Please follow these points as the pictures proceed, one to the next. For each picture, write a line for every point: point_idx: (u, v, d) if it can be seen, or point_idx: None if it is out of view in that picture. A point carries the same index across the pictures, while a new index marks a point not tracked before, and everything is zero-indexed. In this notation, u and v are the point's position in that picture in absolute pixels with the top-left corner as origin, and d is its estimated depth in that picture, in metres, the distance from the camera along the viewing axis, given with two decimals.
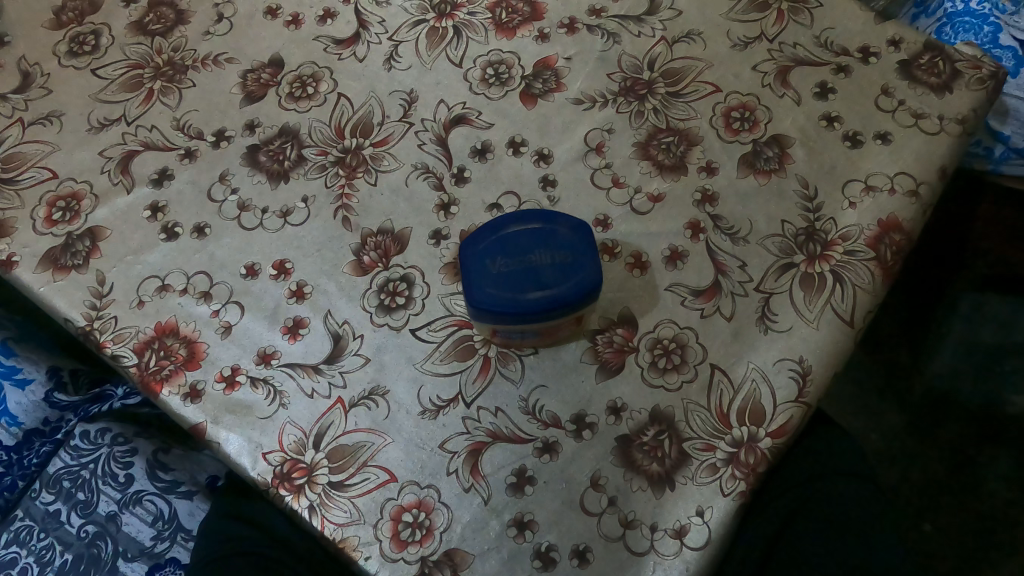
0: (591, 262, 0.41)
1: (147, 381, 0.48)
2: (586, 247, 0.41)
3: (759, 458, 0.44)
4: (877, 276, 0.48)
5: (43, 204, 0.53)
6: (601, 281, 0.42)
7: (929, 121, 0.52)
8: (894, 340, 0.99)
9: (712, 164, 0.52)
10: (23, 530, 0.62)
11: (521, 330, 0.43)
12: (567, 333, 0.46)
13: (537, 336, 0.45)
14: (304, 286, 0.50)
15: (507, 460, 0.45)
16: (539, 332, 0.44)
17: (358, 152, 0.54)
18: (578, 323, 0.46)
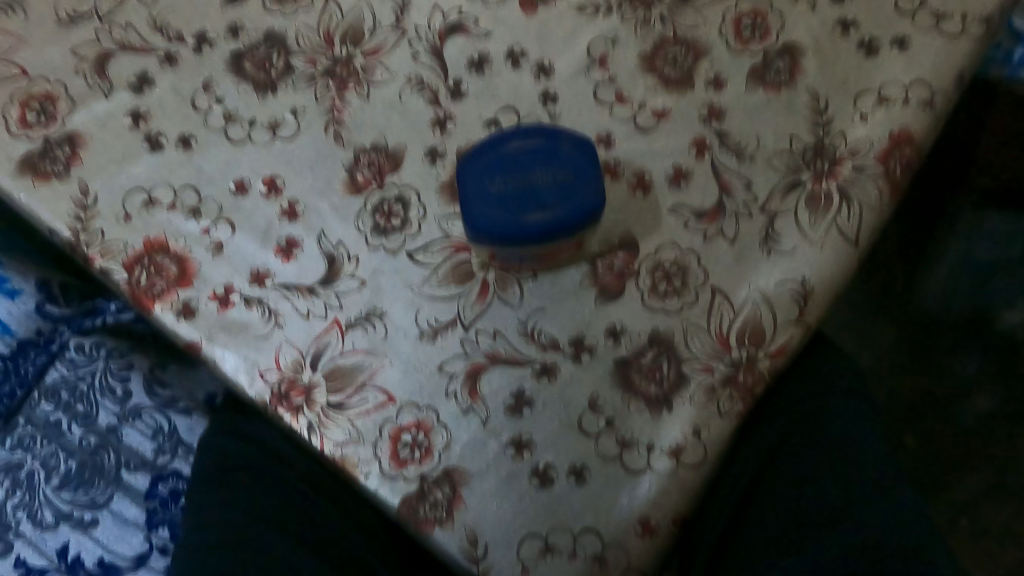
0: (594, 182, 0.40)
1: (139, 297, 0.47)
2: (588, 167, 0.40)
3: (757, 379, 0.44)
4: (886, 195, 0.47)
5: (15, 104, 0.50)
6: (604, 202, 0.40)
7: (951, 22, 0.49)
8: (891, 256, 0.99)
9: (720, 77, 0.50)
10: (26, 437, 0.62)
11: (520, 253, 0.42)
12: (567, 256, 0.45)
13: (537, 259, 0.44)
14: (296, 204, 0.48)
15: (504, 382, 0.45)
16: (539, 255, 0.43)
17: (349, 62, 0.51)
18: (579, 244, 0.45)
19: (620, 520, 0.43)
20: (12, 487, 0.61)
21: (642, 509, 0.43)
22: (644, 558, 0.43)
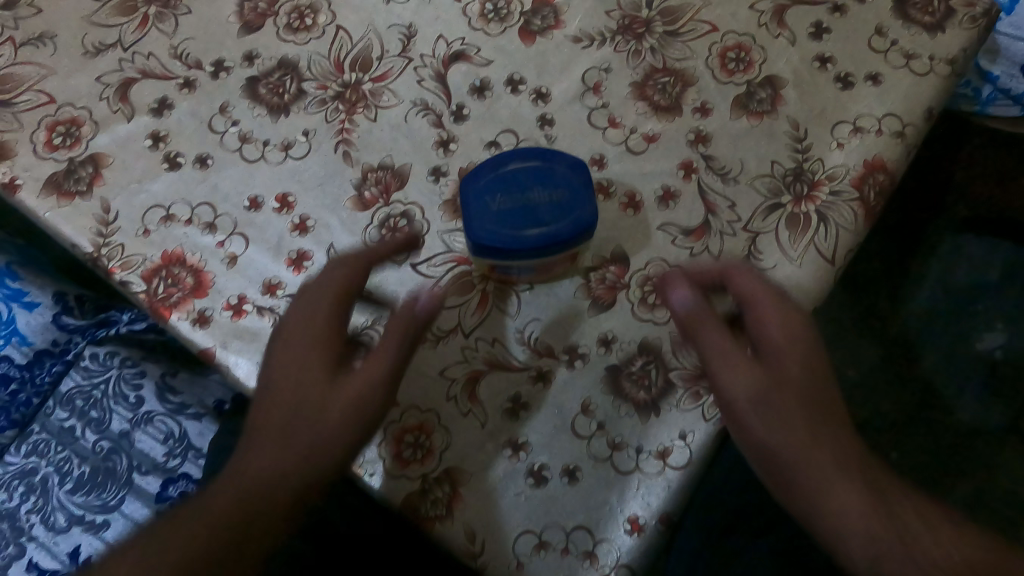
0: (587, 200, 0.43)
1: (156, 307, 0.49)
2: (582, 186, 0.43)
3: None
4: (860, 217, 0.50)
5: (43, 128, 0.53)
6: (597, 220, 0.43)
7: (920, 62, 0.53)
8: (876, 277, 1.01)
9: (706, 105, 0.53)
10: (41, 443, 0.62)
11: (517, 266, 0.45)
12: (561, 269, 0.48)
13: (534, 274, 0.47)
14: (307, 219, 0.51)
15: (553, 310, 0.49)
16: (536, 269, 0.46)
17: (358, 87, 0.54)
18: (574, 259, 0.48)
19: (610, 518, 0.45)
20: (27, 492, 0.61)
21: (630, 507, 0.45)
22: (633, 554, 0.44)
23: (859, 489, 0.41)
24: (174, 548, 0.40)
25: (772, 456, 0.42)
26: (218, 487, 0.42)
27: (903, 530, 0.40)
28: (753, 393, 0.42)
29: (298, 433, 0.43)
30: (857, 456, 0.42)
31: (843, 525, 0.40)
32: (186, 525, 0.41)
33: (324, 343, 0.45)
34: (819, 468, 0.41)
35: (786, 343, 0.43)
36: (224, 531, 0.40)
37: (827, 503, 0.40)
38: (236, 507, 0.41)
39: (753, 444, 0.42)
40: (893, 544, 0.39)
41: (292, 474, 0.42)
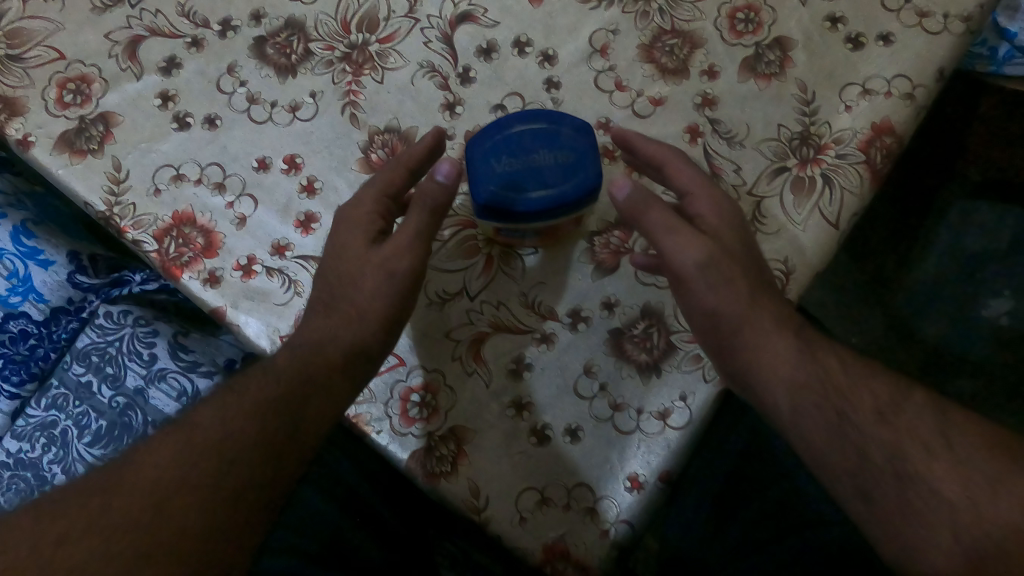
0: (592, 162, 0.43)
1: (168, 266, 0.50)
2: (588, 148, 0.43)
3: None
4: (866, 180, 0.50)
5: (53, 85, 0.54)
6: (601, 183, 0.44)
7: (934, 20, 0.52)
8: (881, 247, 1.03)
9: (714, 67, 0.53)
10: (60, 397, 0.61)
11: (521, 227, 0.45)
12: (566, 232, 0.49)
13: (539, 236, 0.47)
14: (314, 181, 0.52)
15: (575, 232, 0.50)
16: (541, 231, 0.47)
17: (365, 48, 0.54)
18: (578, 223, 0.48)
19: (611, 476, 0.46)
20: (48, 443, 0.60)
21: (631, 465, 0.46)
22: (633, 511, 0.45)
23: (793, 347, 0.44)
24: (234, 423, 0.41)
25: (718, 320, 0.45)
26: (260, 374, 0.44)
27: (843, 405, 0.42)
28: (700, 262, 0.45)
29: (342, 303, 0.47)
30: (796, 325, 0.45)
31: (773, 370, 0.44)
32: (244, 407, 0.42)
33: (364, 224, 0.48)
34: (757, 325, 0.44)
35: (725, 218, 0.47)
36: (284, 406, 0.42)
37: (765, 356, 0.44)
38: (288, 390, 0.43)
39: (698, 308, 0.45)
40: (820, 396, 0.43)
41: (335, 361, 0.45)
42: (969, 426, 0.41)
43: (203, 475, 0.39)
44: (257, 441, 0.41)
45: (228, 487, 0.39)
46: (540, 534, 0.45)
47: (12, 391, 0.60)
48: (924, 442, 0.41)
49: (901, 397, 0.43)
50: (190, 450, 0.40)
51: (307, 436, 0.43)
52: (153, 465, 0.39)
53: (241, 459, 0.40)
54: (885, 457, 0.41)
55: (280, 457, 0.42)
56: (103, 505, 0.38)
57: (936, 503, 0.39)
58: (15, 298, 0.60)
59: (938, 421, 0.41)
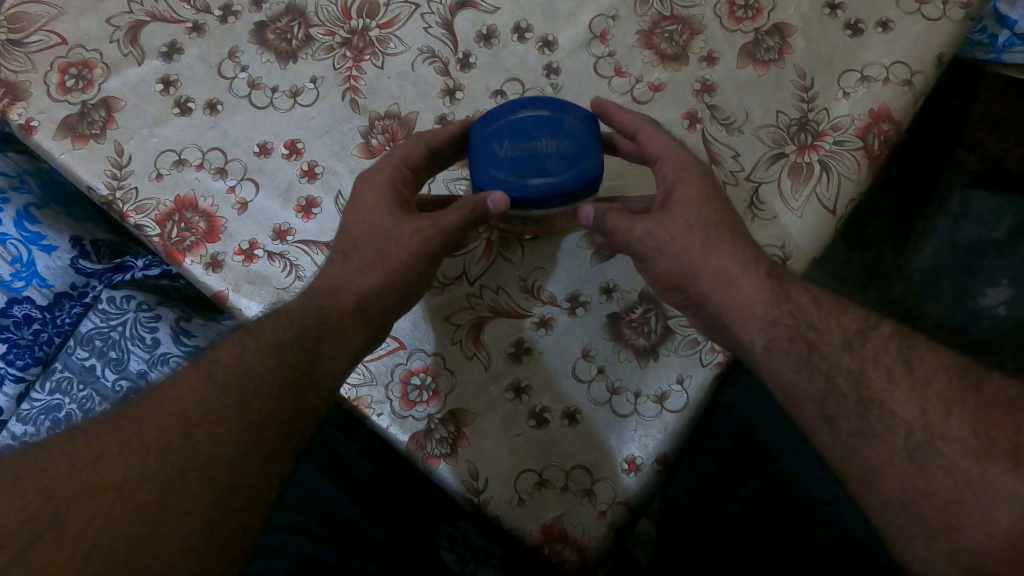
0: (594, 154, 0.43)
1: (170, 250, 0.50)
2: (591, 140, 0.43)
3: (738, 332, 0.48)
4: (863, 166, 0.50)
5: (55, 70, 0.54)
6: (602, 176, 0.44)
7: (933, 7, 0.52)
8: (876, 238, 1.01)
9: (713, 53, 0.53)
10: (63, 381, 0.58)
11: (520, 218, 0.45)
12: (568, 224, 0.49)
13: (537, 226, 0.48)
14: (315, 165, 0.52)
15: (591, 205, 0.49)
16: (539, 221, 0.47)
17: (365, 34, 0.54)
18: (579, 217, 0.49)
19: (609, 459, 0.46)
20: (52, 427, 0.58)
21: (628, 448, 0.47)
22: (632, 493, 0.46)
23: (762, 287, 0.43)
24: (254, 360, 0.40)
25: (681, 270, 0.45)
26: (276, 319, 0.43)
27: (812, 336, 0.41)
28: (646, 228, 0.45)
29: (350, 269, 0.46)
30: (764, 264, 0.44)
31: (743, 312, 0.43)
32: (263, 345, 0.41)
33: (376, 196, 0.47)
34: (716, 270, 0.44)
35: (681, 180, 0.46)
36: (302, 346, 0.42)
37: (729, 301, 0.43)
38: (303, 332, 0.42)
39: (656, 269, 0.46)
40: (790, 331, 0.42)
41: (349, 308, 0.44)
42: (927, 352, 0.40)
43: (225, 409, 0.38)
44: (277, 379, 0.40)
45: (249, 422, 0.38)
46: (538, 516, 0.46)
47: (18, 374, 0.60)
48: (887, 368, 0.40)
49: (868, 329, 0.42)
50: (211, 387, 0.39)
51: (322, 380, 0.42)
52: (176, 400, 0.38)
53: (263, 396, 0.39)
54: (850, 382, 0.40)
55: (301, 395, 0.41)
56: (133, 431, 0.37)
57: (894, 424, 0.38)
58: (19, 282, 0.60)
59: (902, 349, 0.41)
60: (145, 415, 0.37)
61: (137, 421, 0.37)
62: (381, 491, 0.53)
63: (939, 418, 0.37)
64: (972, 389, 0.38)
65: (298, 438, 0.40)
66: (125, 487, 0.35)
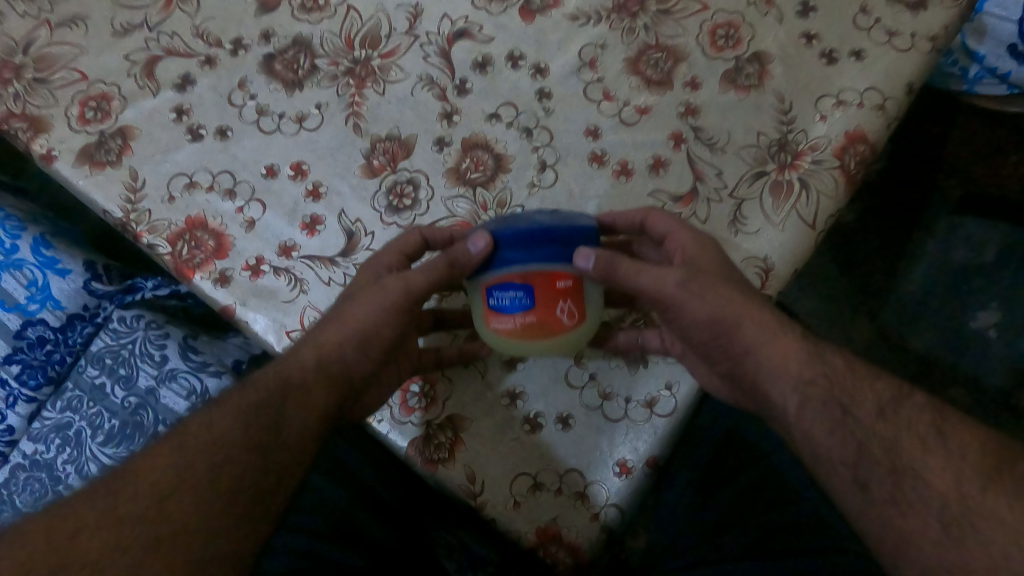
0: (586, 224, 0.44)
1: (181, 267, 0.53)
2: (584, 221, 0.45)
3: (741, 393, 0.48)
4: (841, 184, 0.53)
5: (75, 103, 0.57)
6: (593, 243, 0.44)
7: (903, 39, 0.55)
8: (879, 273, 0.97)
9: (696, 79, 0.56)
10: (74, 399, 0.60)
11: (510, 275, 0.43)
12: (570, 324, 0.44)
13: (533, 309, 0.43)
14: (319, 186, 0.55)
15: (593, 313, 0.45)
16: (533, 298, 0.43)
17: (367, 63, 0.57)
18: (581, 315, 0.44)
19: (601, 462, 0.48)
20: (62, 444, 0.59)
21: (619, 452, 0.48)
22: (622, 495, 0.47)
23: (796, 347, 0.43)
24: (224, 425, 0.41)
25: (716, 324, 0.44)
26: (242, 389, 0.43)
27: (845, 400, 0.41)
28: (677, 280, 0.44)
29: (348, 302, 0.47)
30: (795, 326, 0.45)
31: (780, 368, 0.43)
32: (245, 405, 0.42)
33: None
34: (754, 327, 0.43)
35: (702, 243, 0.48)
36: (268, 411, 0.42)
37: (753, 340, 0.43)
38: (271, 393, 0.43)
39: (693, 321, 0.44)
40: (823, 393, 0.41)
41: (310, 365, 0.44)
42: (962, 423, 0.40)
43: (193, 476, 0.39)
44: (246, 441, 0.41)
45: (219, 488, 0.40)
46: (533, 518, 0.47)
47: (30, 395, 0.60)
48: (921, 437, 0.40)
49: (902, 396, 0.42)
50: (181, 456, 0.40)
51: (292, 436, 0.43)
52: (148, 471, 0.39)
53: (232, 460, 0.40)
54: (883, 450, 0.40)
55: (271, 457, 0.41)
56: (104, 505, 0.38)
57: (927, 493, 0.38)
58: (34, 306, 0.60)
59: (936, 419, 0.40)
60: (117, 489, 0.39)
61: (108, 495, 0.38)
62: (379, 492, 0.56)
63: (974, 493, 0.37)
64: (1009, 462, 0.38)
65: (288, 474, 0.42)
66: (103, 562, 0.36)
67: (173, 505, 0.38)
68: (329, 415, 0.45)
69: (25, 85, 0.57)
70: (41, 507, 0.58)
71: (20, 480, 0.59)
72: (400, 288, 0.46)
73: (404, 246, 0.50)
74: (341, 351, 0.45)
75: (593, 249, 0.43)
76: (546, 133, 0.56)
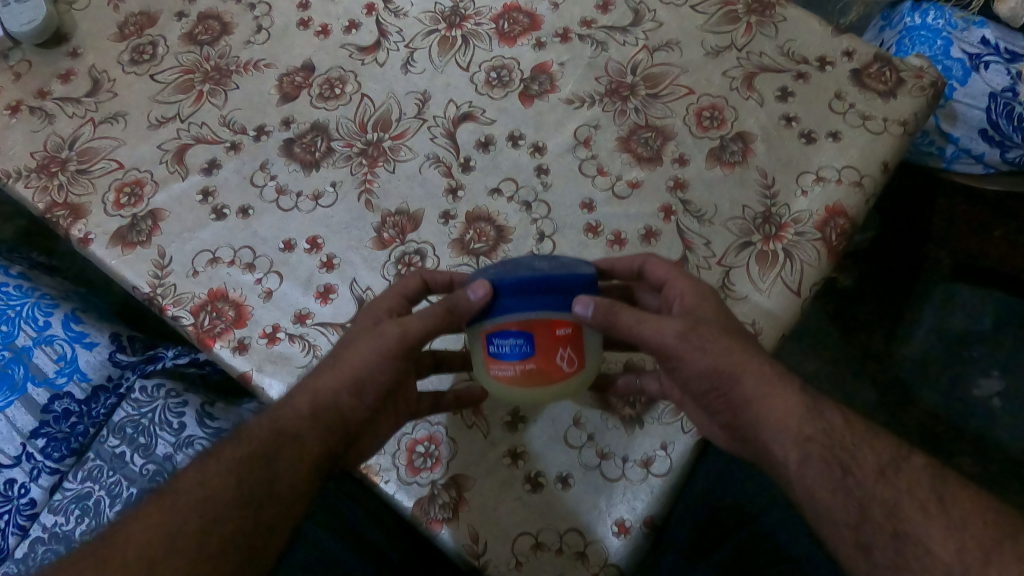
0: (585, 271, 0.46)
1: (202, 337, 0.56)
2: (583, 266, 0.47)
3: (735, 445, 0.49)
4: (823, 255, 0.56)
5: (112, 190, 0.62)
6: (592, 289, 0.46)
7: (876, 122, 0.59)
8: (871, 334, 0.99)
9: (684, 156, 0.60)
10: (94, 469, 0.61)
11: (512, 323, 0.44)
12: (570, 371, 0.46)
13: (534, 356, 0.45)
14: (333, 258, 0.59)
15: (592, 359, 0.47)
16: (534, 345, 0.45)
17: (379, 145, 0.62)
18: (580, 362, 0.46)
19: (600, 522, 0.49)
20: (81, 514, 0.60)
21: (617, 511, 0.49)
22: (621, 555, 0.48)
23: (795, 399, 0.44)
24: (215, 483, 0.43)
25: (715, 376, 0.45)
26: (235, 440, 0.45)
27: (847, 459, 0.42)
28: (678, 331, 0.46)
29: (348, 345, 0.49)
30: (794, 379, 0.46)
31: (780, 426, 0.44)
32: (226, 464, 0.44)
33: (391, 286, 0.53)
34: (757, 385, 0.45)
35: (700, 292, 0.49)
36: (261, 462, 0.44)
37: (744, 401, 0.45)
38: (262, 446, 0.44)
39: (692, 371, 0.46)
40: (825, 450, 0.42)
41: (305, 412, 0.46)
42: (962, 493, 0.41)
43: (182, 539, 0.41)
44: (236, 498, 0.43)
45: (214, 541, 0.41)
46: None
47: (53, 466, 0.62)
48: (922, 504, 0.41)
49: (901, 458, 0.43)
50: (172, 517, 0.42)
51: (284, 487, 0.44)
52: (140, 533, 0.41)
53: (223, 518, 0.42)
54: (884, 513, 0.41)
55: (262, 510, 0.43)
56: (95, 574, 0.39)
57: (931, 564, 0.39)
58: (61, 378, 0.63)
59: (935, 487, 0.41)
60: (110, 554, 0.40)
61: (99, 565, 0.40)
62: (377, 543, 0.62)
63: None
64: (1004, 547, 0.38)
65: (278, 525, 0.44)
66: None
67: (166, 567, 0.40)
68: (321, 464, 0.46)
69: (68, 176, 0.62)
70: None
71: (38, 553, 0.59)
72: (398, 333, 0.48)
73: (404, 288, 0.53)
74: (335, 398, 0.47)
75: (592, 297, 0.45)
76: (544, 206, 0.60)
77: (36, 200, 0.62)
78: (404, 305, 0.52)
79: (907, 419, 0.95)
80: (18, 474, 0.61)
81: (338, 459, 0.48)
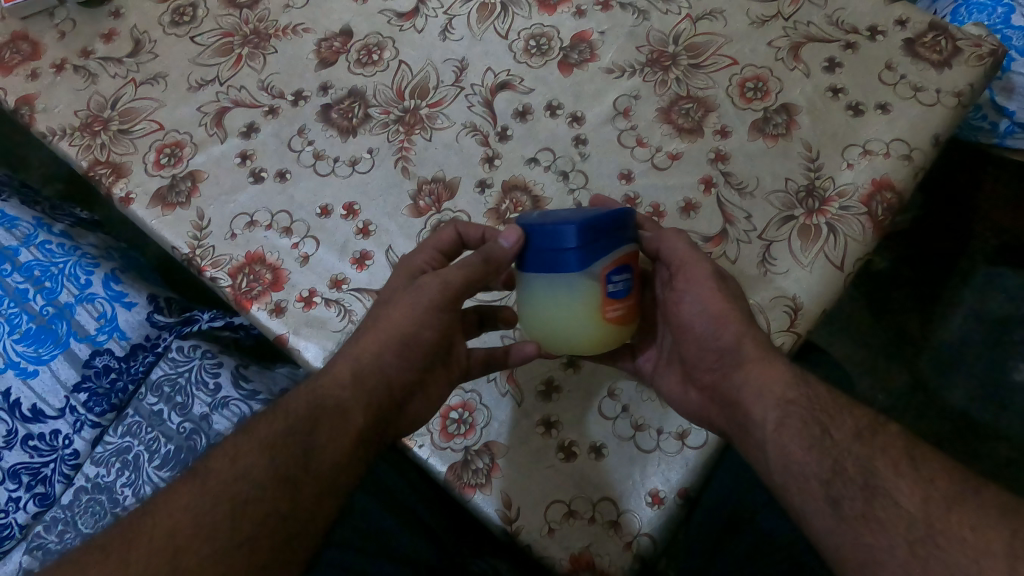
0: None
1: (240, 299, 0.57)
2: None
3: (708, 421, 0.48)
4: (868, 230, 0.55)
5: (152, 150, 0.62)
6: None
7: (928, 94, 0.57)
8: (906, 314, 0.97)
9: (726, 127, 0.59)
10: (134, 425, 0.62)
11: (617, 262, 0.43)
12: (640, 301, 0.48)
13: (631, 292, 0.45)
14: (369, 224, 0.59)
15: None
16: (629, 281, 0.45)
17: (416, 112, 0.62)
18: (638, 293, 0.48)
19: (632, 493, 0.49)
20: (121, 467, 0.61)
21: (652, 482, 0.49)
22: (654, 525, 0.48)
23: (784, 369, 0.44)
24: (247, 461, 0.42)
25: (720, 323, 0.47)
26: (272, 415, 0.45)
27: (825, 420, 0.41)
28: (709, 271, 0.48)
29: (389, 305, 0.49)
30: None
31: (764, 387, 0.44)
32: (259, 440, 0.43)
33: (425, 248, 0.53)
34: (754, 346, 0.46)
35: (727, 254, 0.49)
36: (298, 441, 0.43)
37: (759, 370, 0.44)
38: (299, 420, 0.44)
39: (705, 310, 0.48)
40: (806, 412, 0.41)
41: (347, 379, 0.46)
42: (932, 452, 0.39)
43: (215, 521, 0.40)
44: (271, 478, 0.42)
45: (250, 524, 0.40)
46: (566, 545, 0.48)
47: (95, 420, 0.63)
48: (893, 461, 0.38)
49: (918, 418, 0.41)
50: (206, 497, 0.41)
51: (323, 465, 0.43)
52: (170, 515, 0.40)
53: (257, 499, 0.41)
54: (856, 467, 0.38)
55: (300, 489, 0.42)
56: (118, 562, 0.39)
57: (895, 512, 0.36)
58: (102, 336, 0.64)
59: (907, 447, 0.39)
60: (145, 531, 0.40)
61: (124, 546, 0.39)
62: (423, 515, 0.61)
63: None
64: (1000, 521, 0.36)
65: (313, 507, 0.43)
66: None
67: (202, 550, 0.39)
68: (366, 440, 0.45)
69: (110, 136, 0.63)
70: (99, 528, 0.59)
71: (82, 502, 0.61)
72: (437, 284, 0.48)
73: (440, 243, 0.53)
74: (371, 356, 0.47)
75: None
76: (581, 176, 0.59)
77: (79, 158, 0.63)
78: (440, 260, 0.52)
79: (938, 405, 0.93)
80: (62, 426, 0.63)
81: (383, 428, 0.48)
